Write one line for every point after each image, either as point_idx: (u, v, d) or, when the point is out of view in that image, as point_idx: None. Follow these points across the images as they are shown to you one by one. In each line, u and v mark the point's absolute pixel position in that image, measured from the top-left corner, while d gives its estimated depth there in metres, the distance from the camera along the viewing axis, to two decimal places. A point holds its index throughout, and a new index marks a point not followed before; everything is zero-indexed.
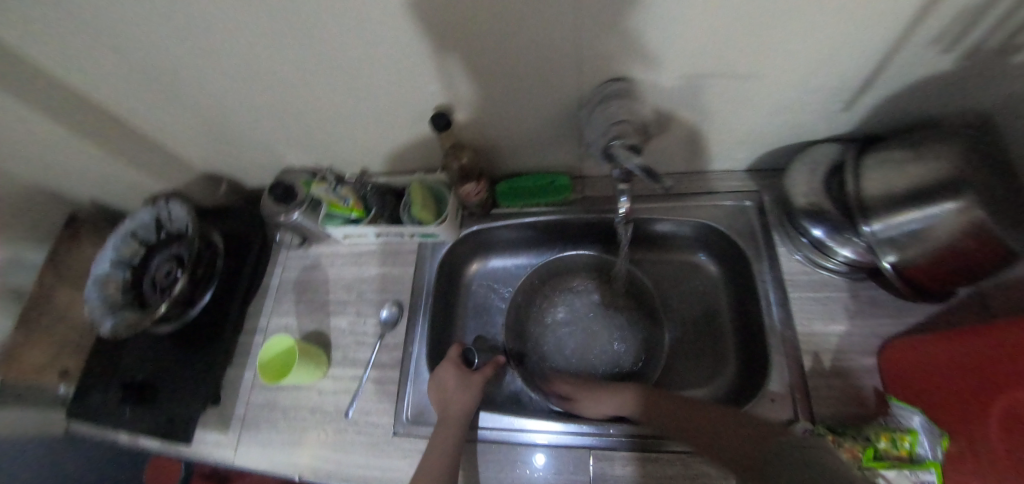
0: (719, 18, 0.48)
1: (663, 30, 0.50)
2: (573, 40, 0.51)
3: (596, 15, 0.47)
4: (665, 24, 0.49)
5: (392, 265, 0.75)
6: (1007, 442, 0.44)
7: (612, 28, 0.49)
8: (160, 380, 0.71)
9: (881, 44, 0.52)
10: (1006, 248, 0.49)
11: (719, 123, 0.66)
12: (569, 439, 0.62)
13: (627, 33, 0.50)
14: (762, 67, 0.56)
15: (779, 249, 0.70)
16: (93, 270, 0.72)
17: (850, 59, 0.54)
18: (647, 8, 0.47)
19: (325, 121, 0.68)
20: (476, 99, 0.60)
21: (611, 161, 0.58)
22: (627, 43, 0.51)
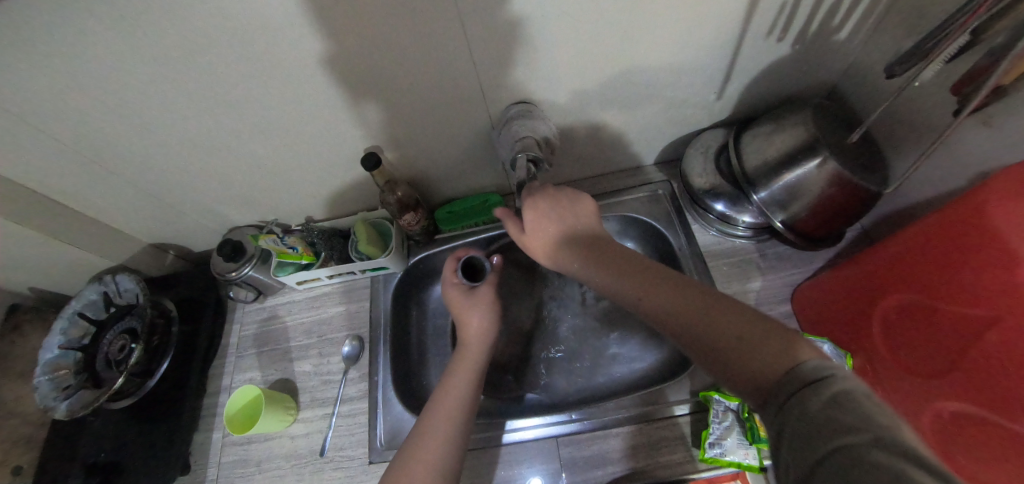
0: (589, 39, 0.57)
1: (549, 56, 0.59)
2: (475, 74, 0.59)
3: (489, 52, 0.56)
4: (546, 51, 0.58)
5: (348, 303, 0.78)
6: (889, 347, 0.54)
7: (503, 60, 0.58)
8: (124, 459, 0.70)
9: (727, 43, 0.63)
10: (863, 189, 0.60)
11: (620, 125, 0.75)
12: (537, 432, 0.67)
13: (519, 62, 0.59)
14: (640, 74, 0.66)
15: (694, 227, 0.78)
16: (41, 357, 0.72)
17: (708, 58, 0.65)
18: (530, 40, 0.56)
19: (265, 176, 0.73)
20: (402, 136, 0.67)
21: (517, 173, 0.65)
22: (521, 71, 0.60)
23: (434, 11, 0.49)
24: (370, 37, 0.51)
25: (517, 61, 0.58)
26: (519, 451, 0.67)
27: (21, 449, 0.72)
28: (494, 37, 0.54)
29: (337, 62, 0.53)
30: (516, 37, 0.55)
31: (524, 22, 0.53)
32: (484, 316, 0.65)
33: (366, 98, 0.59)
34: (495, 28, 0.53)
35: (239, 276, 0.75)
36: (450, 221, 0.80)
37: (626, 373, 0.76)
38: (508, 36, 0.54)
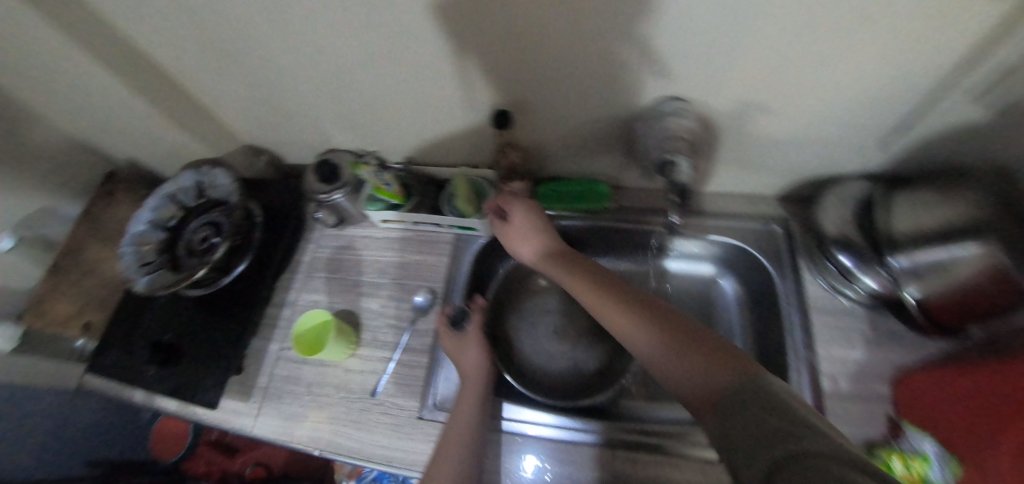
0: (781, 47, 0.50)
1: (729, 55, 0.52)
2: (642, 55, 0.53)
3: (670, 34, 0.49)
4: (729, 46, 0.50)
5: (427, 254, 0.76)
6: (1015, 465, 0.46)
7: (678, 46, 0.51)
8: (187, 343, 0.72)
9: (925, 90, 0.55)
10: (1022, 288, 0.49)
11: (758, 150, 0.68)
12: (559, 432, 0.61)
13: (693, 55, 0.52)
14: (813, 99, 0.58)
15: (804, 275, 0.72)
16: (130, 228, 0.73)
17: (895, 100, 0.57)
18: (720, 33, 0.49)
19: (380, 106, 0.70)
20: (535, 101, 0.62)
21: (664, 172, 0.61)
22: (695, 63, 0.53)
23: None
24: None
25: (693, 49, 0.51)
26: (524, 446, 0.61)
27: (92, 308, 0.74)
28: (679, 17, 0.47)
29: (500, 8, 0.48)
30: (706, 25, 0.48)
31: (723, 11, 0.46)
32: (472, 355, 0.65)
33: (512, 52, 0.54)
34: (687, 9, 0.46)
35: (328, 200, 0.73)
36: (550, 199, 0.76)
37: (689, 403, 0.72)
38: (697, 22, 0.47)
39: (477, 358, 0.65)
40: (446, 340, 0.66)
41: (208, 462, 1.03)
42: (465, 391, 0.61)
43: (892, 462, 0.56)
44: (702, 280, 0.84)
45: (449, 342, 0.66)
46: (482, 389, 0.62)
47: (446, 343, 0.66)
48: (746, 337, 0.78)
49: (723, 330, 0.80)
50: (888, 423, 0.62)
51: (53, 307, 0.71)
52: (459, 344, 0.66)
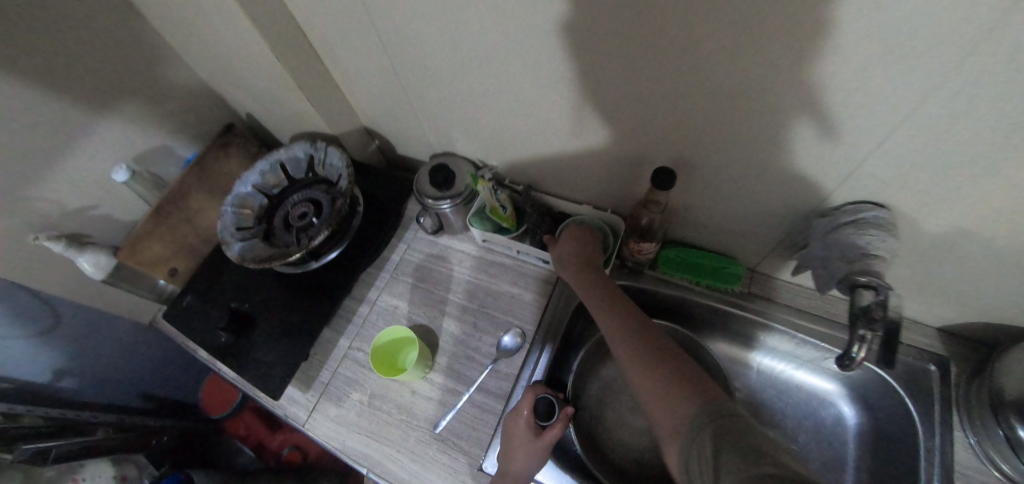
0: None
1: (977, 178, 0.41)
2: (862, 152, 0.43)
3: (912, 139, 0.40)
4: (987, 168, 0.39)
5: (523, 289, 0.70)
6: None
7: (916, 153, 0.41)
8: (262, 317, 0.70)
9: None
10: None
11: (945, 281, 0.56)
12: None
13: (930, 166, 0.41)
14: None
15: (955, 432, 0.60)
16: (239, 187, 0.74)
17: None
18: (986, 151, 0.38)
19: (516, 123, 0.63)
20: (698, 162, 0.54)
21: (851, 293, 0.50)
22: (928, 174, 0.42)
23: (899, 64, 0.34)
24: (795, 50, 0.37)
25: (935, 160, 0.41)
26: None
27: (181, 256, 0.75)
28: (943, 121, 0.37)
29: (715, 62, 0.41)
30: (970, 140, 0.37)
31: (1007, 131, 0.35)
32: (525, 459, 0.54)
33: (694, 109, 0.47)
34: (961, 116, 0.36)
35: (436, 207, 0.69)
36: (671, 264, 0.68)
37: None
38: (962, 134, 0.37)
39: (534, 459, 0.54)
40: (516, 424, 0.57)
41: (248, 428, 1.03)
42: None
43: None
44: (812, 391, 0.72)
45: (521, 426, 0.56)
46: None
47: (516, 423, 0.57)
48: (858, 478, 0.66)
49: (831, 459, 0.68)
50: None
51: (150, 248, 0.72)
52: (525, 444, 0.55)
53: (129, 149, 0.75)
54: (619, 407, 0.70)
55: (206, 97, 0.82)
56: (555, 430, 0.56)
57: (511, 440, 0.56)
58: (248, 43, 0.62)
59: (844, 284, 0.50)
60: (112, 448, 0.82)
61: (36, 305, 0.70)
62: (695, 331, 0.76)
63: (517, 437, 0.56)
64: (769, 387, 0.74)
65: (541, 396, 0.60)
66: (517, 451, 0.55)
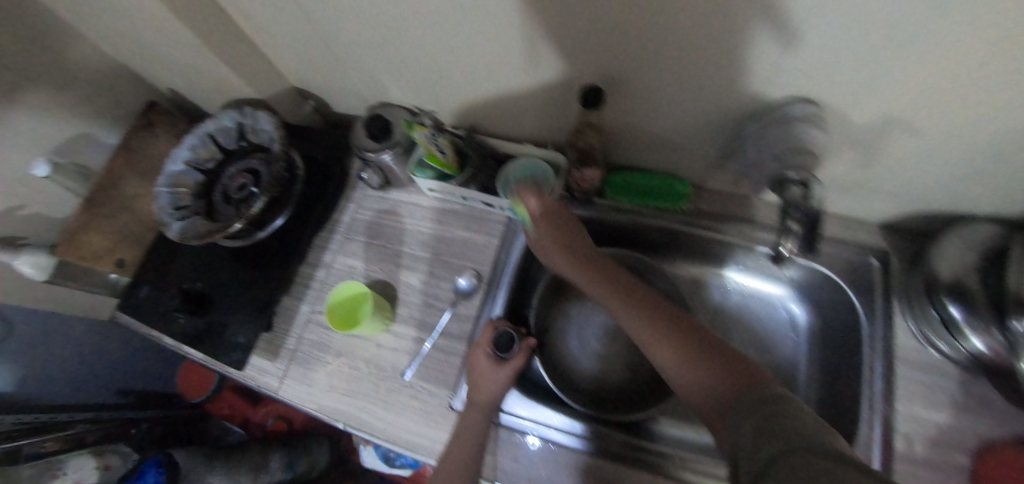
0: (974, 62, 0.37)
1: (893, 66, 0.40)
2: (781, 54, 0.42)
3: (826, 33, 0.38)
4: (903, 54, 0.38)
5: (475, 232, 0.70)
6: None
7: (833, 47, 0.40)
8: (218, 295, 0.69)
9: None
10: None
11: (881, 173, 0.57)
12: (569, 440, 0.59)
13: (847, 58, 0.40)
14: (963, 129, 0.46)
15: (896, 319, 0.63)
16: (168, 166, 0.69)
17: None
18: (899, 37, 0.37)
19: (446, 62, 0.60)
20: (630, 82, 0.53)
21: (779, 191, 0.53)
22: (846, 67, 0.42)
23: None
24: None
25: (852, 51, 0.40)
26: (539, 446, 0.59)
27: (126, 247, 0.72)
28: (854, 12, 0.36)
29: None
30: (882, 26, 0.36)
31: (914, 13, 0.34)
32: (489, 386, 0.57)
33: (612, 28, 0.45)
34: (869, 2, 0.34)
35: (376, 160, 0.67)
36: (618, 190, 0.68)
37: None
38: (874, 20, 0.36)
39: (501, 385, 0.57)
40: (479, 358, 0.59)
41: (231, 407, 1.04)
42: (464, 428, 0.54)
43: None
44: (764, 297, 0.76)
45: (484, 359, 0.59)
46: (483, 424, 0.55)
47: (478, 356, 0.59)
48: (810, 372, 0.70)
49: (783, 357, 0.73)
50: None
51: (89, 242, 0.69)
52: (490, 373, 0.58)
53: (43, 140, 0.70)
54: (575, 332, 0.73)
55: (124, 77, 0.76)
56: (517, 358, 0.59)
57: (473, 371, 0.59)
58: (136, 10, 0.57)
59: (774, 181, 0.53)
60: (93, 439, 0.84)
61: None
62: (652, 254, 0.78)
63: (481, 369, 0.58)
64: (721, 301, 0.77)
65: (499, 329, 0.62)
66: (483, 382, 0.57)
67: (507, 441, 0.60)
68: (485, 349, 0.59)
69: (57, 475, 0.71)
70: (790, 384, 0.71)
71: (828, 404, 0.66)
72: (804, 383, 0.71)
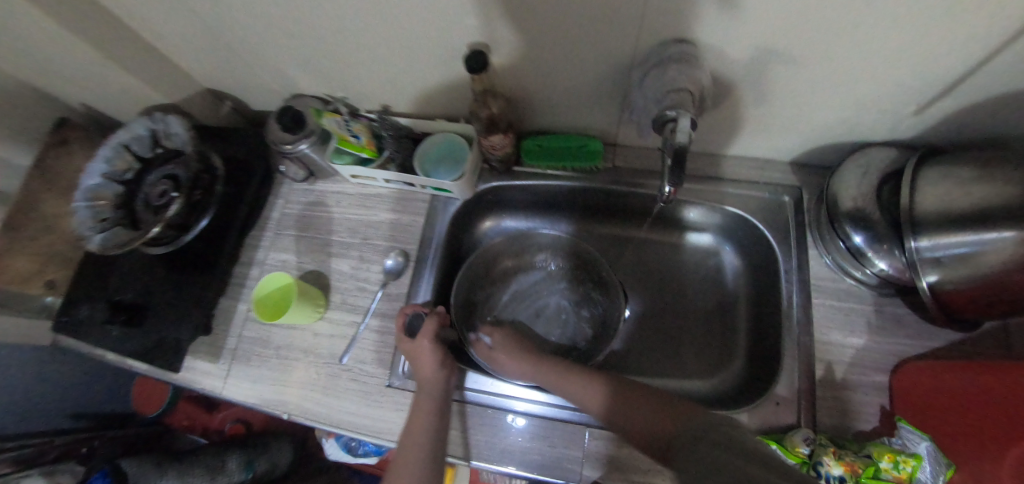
0: None
1: None
2: None
3: None
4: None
5: (402, 213, 0.71)
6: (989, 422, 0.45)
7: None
8: (150, 303, 0.69)
9: (981, 51, 0.44)
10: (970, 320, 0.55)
11: (777, 109, 0.58)
12: (548, 410, 0.61)
13: None
14: (829, 52, 0.48)
15: (810, 252, 0.65)
16: (84, 181, 0.69)
17: (944, 61, 0.46)
18: None
19: (343, 49, 0.60)
20: (515, 41, 0.53)
21: (660, 130, 0.53)
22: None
23: None
24: None
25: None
26: (512, 418, 0.61)
27: (53, 266, 0.72)
28: None
29: None
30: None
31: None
32: (429, 362, 0.59)
33: None
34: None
35: (294, 151, 0.68)
36: (534, 155, 0.70)
37: (664, 380, 0.70)
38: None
39: (433, 359, 0.59)
40: (403, 347, 0.60)
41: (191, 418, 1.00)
42: (419, 407, 0.56)
43: (881, 461, 0.49)
44: (696, 246, 0.77)
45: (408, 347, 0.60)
46: (436, 398, 0.57)
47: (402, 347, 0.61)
48: (743, 315, 0.72)
49: (717, 305, 0.74)
50: (881, 416, 0.56)
51: (12, 265, 0.69)
52: (418, 351, 0.60)
53: None
54: (503, 312, 0.77)
55: None
56: (432, 327, 0.60)
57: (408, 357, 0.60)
58: (20, 25, 0.56)
59: (656, 121, 0.53)
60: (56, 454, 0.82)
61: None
62: (579, 217, 0.79)
63: (412, 352, 0.60)
64: (643, 261, 0.79)
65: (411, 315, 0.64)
66: (421, 361, 0.59)
67: (480, 417, 0.62)
68: (403, 338, 0.61)
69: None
70: (727, 328, 0.72)
71: (759, 341, 0.68)
72: (736, 325, 0.72)
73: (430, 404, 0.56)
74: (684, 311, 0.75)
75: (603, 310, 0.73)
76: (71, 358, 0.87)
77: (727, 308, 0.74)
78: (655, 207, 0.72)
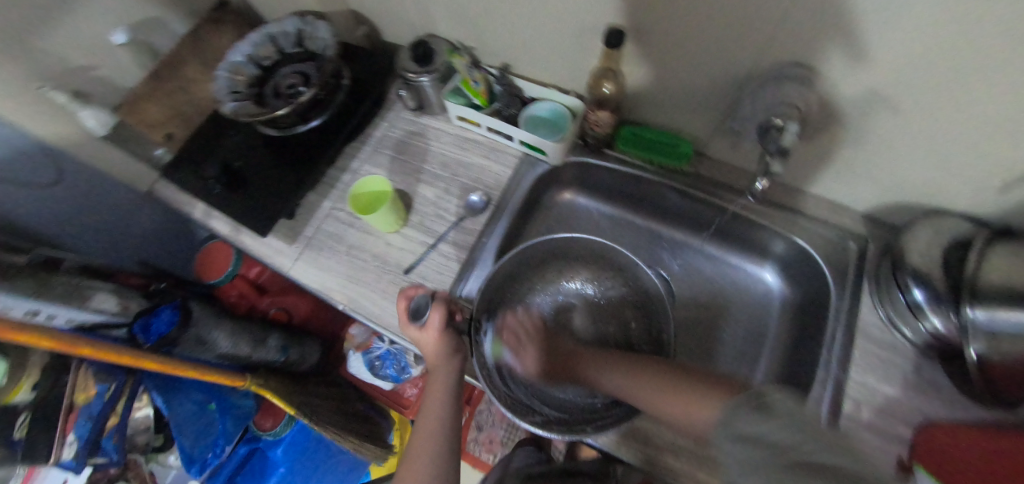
0: (937, 31, 0.43)
1: (874, 28, 0.46)
2: (782, 10, 0.49)
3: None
4: (890, 14, 0.44)
5: (493, 162, 0.77)
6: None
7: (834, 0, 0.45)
8: (251, 176, 0.76)
9: None
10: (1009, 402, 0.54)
11: (868, 155, 0.62)
12: None
13: (836, 16, 0.47)
14: (935, 107, 0.51)
15: (863, 298, 0.67)
16: (230, 57, 0.77)
17: None
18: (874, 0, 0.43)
19: (491, 0, 0.67)
20: (651, 29, 0.59)
21: (763, 138, 0.60)
22: (836, 23, 0.48)
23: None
24: None
25: (850, 8, 0.45)
26: None
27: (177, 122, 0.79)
28: None
29: None
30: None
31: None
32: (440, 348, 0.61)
33: None
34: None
35: (417, 81, 0.74)
36: (628, 143, 0.75)
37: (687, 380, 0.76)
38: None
39: (441, 342, 0.61)
40: (410, 333, 0.61)
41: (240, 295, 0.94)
42: (431, 391, 0.61)
43: None
44: (747, 269, 0.81)
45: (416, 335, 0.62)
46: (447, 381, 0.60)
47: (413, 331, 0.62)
48: (778, 342, 0.76)
49: (754, 330, 0.78)
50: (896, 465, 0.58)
51: (147, 110, 0.77)
52: (426, 336, 0.61)
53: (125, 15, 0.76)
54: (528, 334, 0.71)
55: None
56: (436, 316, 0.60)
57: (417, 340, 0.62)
58: None
59: (762, 128, 0.59)
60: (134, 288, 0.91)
61: (40, 156, 0.71)
62: (647, 215, 0.85)
63: (420, 338, 0.61)
64: (696, 270, 0.83)
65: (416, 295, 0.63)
66: (428, 346, 0.61)
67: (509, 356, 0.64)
68: (409, 323, 0.61)
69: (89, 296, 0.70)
70: (760, 350, 0.76)
71: (789, 368, 0.71)
72: (769, 350, 0.76)
73: (442, 391, 0.60)
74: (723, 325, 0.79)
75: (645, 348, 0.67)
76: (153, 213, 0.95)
77: (764, 333, 0.77)
78: (723, 222, 0.77)
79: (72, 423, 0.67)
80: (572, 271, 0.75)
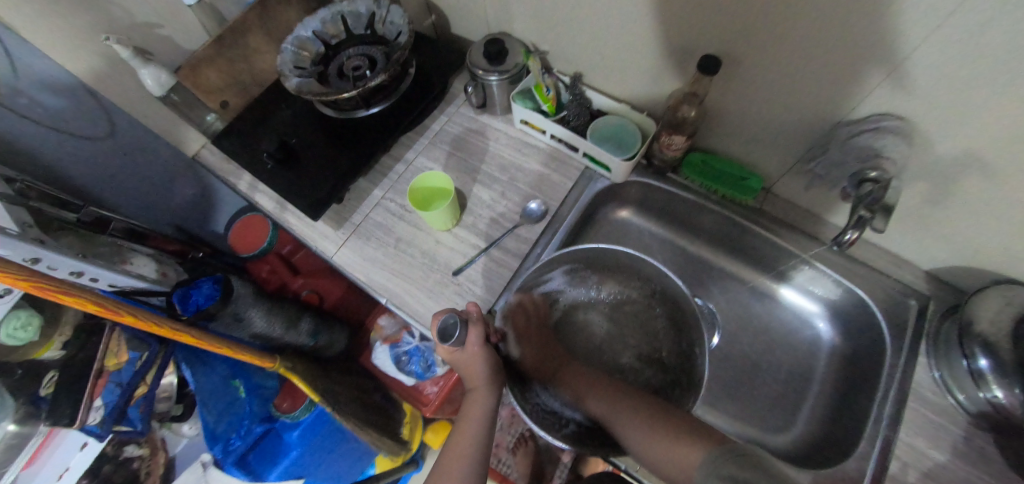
0: None
1: (990, 82, 0.43)
2: (891, 52, 0.46)
3: (939, 32, 0.42)
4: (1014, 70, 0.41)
5: (553, 170, 0.75)
6: None
7: (948, 55, 0.43)
8: (303, 153, 0.74)
9: None
10: None
11: (947, 214, 0.60)
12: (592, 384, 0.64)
13: (951, 65, 0.44)
14: None
15: (919, 358, 0.65)
16: (300, 30, 0.76)
17: None
18: (999, 52, 0.40)
19: (574, 7, 0.65)
20: (741, 55, 0.57)
21: (856, 189, 0.60)
22: (947, 73, 0.45)
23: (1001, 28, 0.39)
24: None
25: (966, 62, 0.43)
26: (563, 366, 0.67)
27: (234, 90, 0.78)
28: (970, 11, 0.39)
29: None
30: (1015, 31, 0.39)
31: None
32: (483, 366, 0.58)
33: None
34: (1002, 7, 0.37)
35: (485, 78, 0.72)
36: (693, 169, 0.75)
37: (725, 413, 0.75)
38: (1007, 28, 0.38)
39: (482, 364, 0.57)
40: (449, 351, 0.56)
41: (272, 271, 0.97)
42: (470, 410, 0.58)
43: None
44: (797, 311, 0.79)
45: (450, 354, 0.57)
46: (485, 400, 0.58)
47: (446, 352, 0.58)
48: (821, 388, 0.75)
49: (797, 374, 0.76)
50: None
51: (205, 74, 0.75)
52: (467, 355, 0.57)
53: None
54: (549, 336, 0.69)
55: None
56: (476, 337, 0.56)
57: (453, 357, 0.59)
58: None
59: (855, 178, 0.59)
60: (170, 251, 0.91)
61: (94, 109, 0.70)
62: (700, 242, 0.84)
63: (460, 356, 0.57)
64: (743, 304, 0.82)
65: (446, 315, 0.55)
66: (471, 362, 0.57)
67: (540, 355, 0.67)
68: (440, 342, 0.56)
69: (125, 260, 0.70)
70: (800, 393, 0.75)
71: (834, 418, 0.70)
72: (811, 396, 0.74)
73: (479, 409, 0.57)
74: (766, 364, 0.78)
75: (673, 365, 0.67)
76: (193, 178, 0.93)
77: (808, 379, 0.76)
78: (780, 261, 0.76)
79: (101, 387, 0.72)
80: (600, 283, 0.72)
